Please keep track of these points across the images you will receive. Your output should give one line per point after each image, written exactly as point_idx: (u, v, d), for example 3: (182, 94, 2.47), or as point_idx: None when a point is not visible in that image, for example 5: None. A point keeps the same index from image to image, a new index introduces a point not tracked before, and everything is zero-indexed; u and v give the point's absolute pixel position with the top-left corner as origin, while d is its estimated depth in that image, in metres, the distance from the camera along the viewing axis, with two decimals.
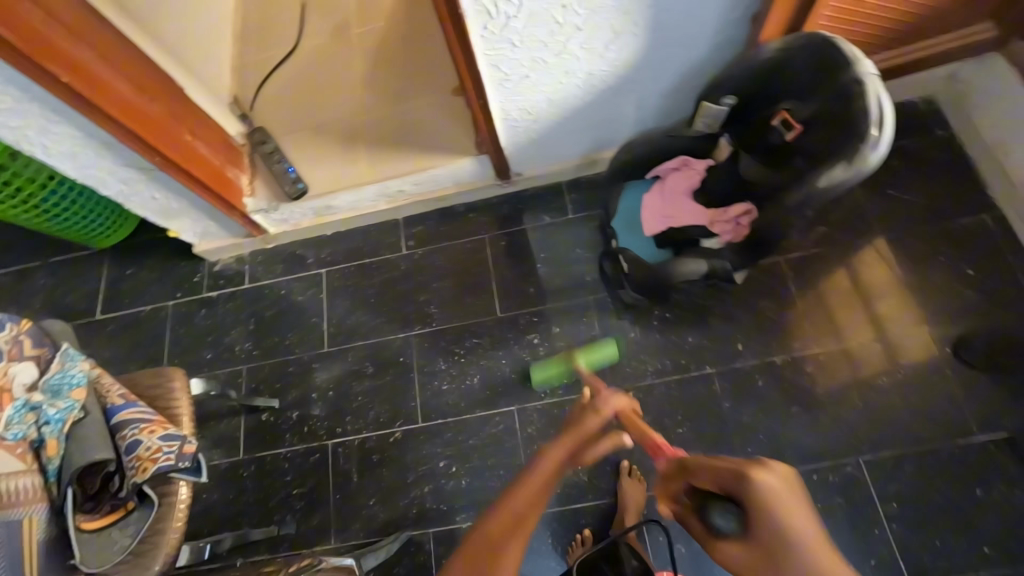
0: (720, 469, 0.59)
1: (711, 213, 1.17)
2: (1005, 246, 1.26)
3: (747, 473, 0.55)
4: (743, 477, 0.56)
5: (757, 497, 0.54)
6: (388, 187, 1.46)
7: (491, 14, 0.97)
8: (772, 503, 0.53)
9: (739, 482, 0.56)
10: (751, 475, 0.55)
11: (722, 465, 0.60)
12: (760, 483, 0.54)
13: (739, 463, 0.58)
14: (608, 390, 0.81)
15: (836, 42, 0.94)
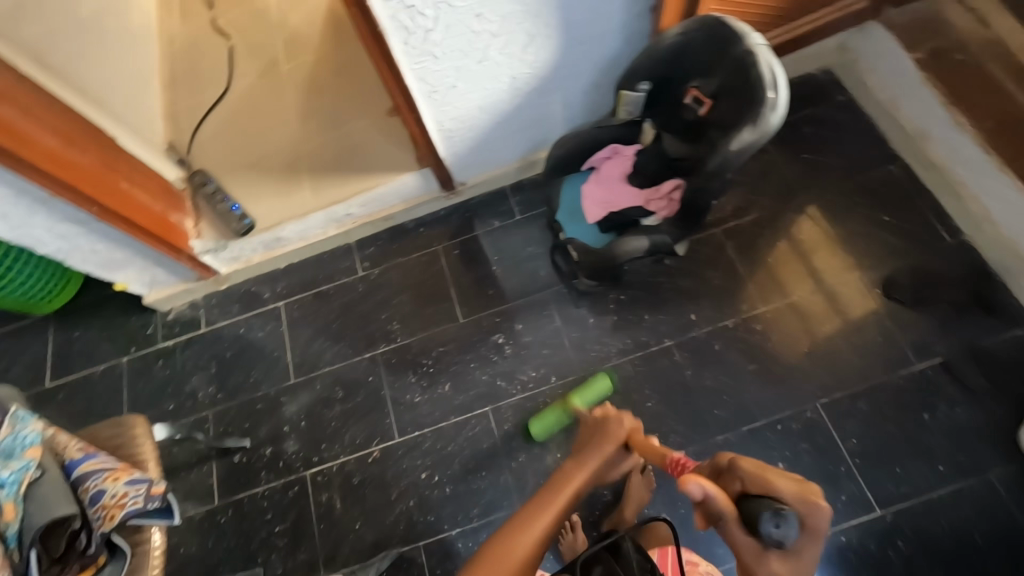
0: (785, 488, 0.59)
1: (645, 193, 1.27)
2: (913, 190, 1.38)
3: (817, 502, 0.57)
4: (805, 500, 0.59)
5: (813, 522, 0.57)
6: (336, 213, 1.48)
7: (410, 29, 1.02)
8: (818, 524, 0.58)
9: (805, 509, 0.58)
10: (807, 502, 0.58)
11: (784, 481, 0.60)
12: (821, 514, 0.57)
13: (793, 487, 0.59)
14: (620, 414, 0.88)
15: (726, 21, 1.02)
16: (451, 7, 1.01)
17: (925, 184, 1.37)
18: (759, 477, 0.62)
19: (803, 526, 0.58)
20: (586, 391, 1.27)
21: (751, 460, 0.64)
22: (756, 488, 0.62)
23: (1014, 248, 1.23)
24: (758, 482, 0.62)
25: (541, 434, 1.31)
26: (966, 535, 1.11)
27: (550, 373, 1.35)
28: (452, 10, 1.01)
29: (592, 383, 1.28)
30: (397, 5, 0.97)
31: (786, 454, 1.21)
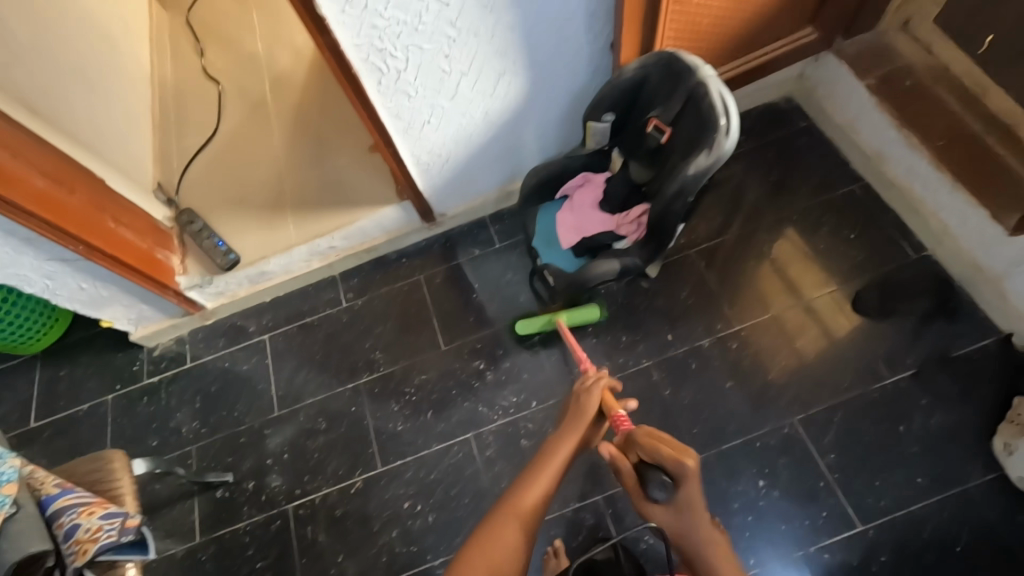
0: (663, 452, 0.84)
1: (616, 218, 1.32)
2: (875, 208, 1.43)
3: (688, 464, 0.81)
4: (679, 465, 0.82)
5: (681, 474, 0.81)
6: (318, 246, 1.52)
7: (382, 70, 1.08)
8: (685, 482, 0.81)
9: (676, 467, 0.82)
10: (682, 461, 0.81)
11: (662, 450, 0.84)
12: (688, 467, 0.81)
13: (674, 449, 0.84)
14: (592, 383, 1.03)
15: (677, 55, 1.08)
16: (420, 49, 1.07)
17: (888, 204, 1.42)
18: (650, 445, 0.86)
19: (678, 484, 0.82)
20: (576, 313, 1.38)
21: (649, 434, 0.89)
22: (647, 453, 0.87)
23: (975, 260, 1.26)
24: (646, 450, 0.87)
25: (523, 458, 1.31)
26: (948, 548, 1.11)
27: (531, 397, 1.37)
28: (421, 51, 1.07)
29: (584, 309, 1.38)
30: (369, 48, 1.03)
31: (766, 471, 1.22)
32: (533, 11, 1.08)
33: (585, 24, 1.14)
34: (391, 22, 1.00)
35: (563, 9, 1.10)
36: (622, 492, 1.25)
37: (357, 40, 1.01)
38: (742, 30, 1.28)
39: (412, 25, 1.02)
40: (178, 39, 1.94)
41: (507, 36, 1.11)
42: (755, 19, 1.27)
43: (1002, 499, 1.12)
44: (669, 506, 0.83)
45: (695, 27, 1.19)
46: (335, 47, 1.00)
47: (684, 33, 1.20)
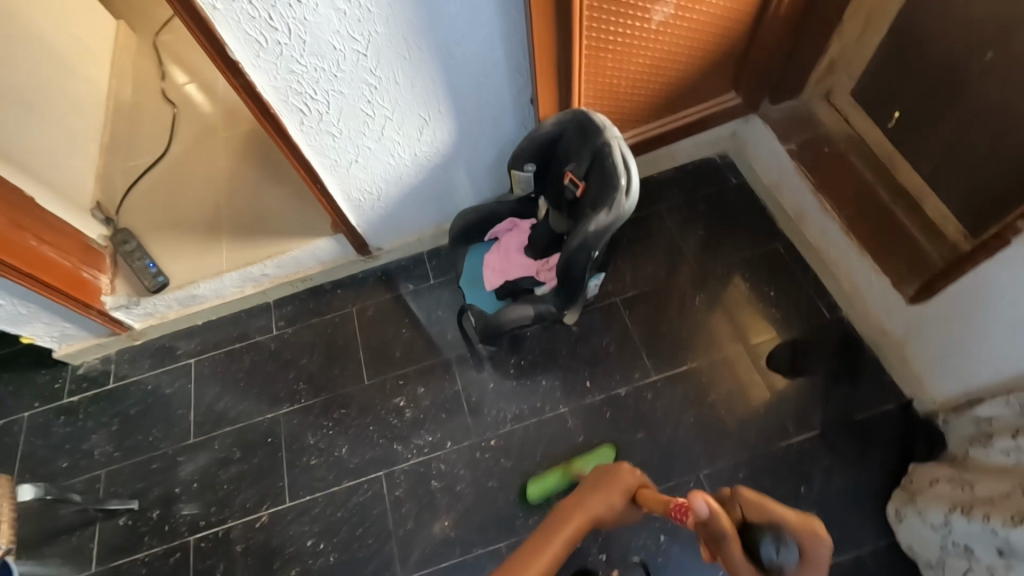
0: (778, 511, 0.67)
1: (537, 264, 1.35)
2: (797, 267, 1.47)
3: (819, 529, 0.64)
4: (803, 529, 0.64)
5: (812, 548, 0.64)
6: (249, 273, 1.52)
7: (303, 111, 1.11)
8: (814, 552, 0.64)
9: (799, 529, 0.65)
10: (814, 530, 0.64)
11: (779, 508, 0.68)
12: (823, 538, 0.64)
13: (797, 520, 0.65)
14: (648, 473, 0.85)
15: (589, 114, 1.13)
16: (340, 94, 1.10)
17: (808, 264, 1.47)
18: (753, 502, 0.71)
19: (802, 554, 0.64)
20: (587, 458, 1.27)
21: (754, 494, 0.72)
22: (755, 512, 0.70)
23: (881, 323, 1.30)
24: (756, 512, 0.70)
25: (431, 499, 1.30)
26: None
27: (446, 437, 1.37)
28: (342, 96, 1.11)
29: (595, 452, 1.27)
30: (288, 91, 1.07)
31: (667, 525, 1.23)
32: (453, 65, 1.12)
33: (506, 78, 1.18)
34: (308, 68, 1.03)
35: (481, 65, 1.14)
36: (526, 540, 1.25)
37: (274, 82, 1.04)
38: (664, 93, 1.34)
39: (330, 72, 1.05)
40: (142, 61, 1.98)
41: (428, 86, 1.15)
42: (676, 84, 1.33)
43: (893, 567, 1.13)
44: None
45: (613, 89, 1.25)
46: (250, 88, 1.03)
47: (602, 94, 1.25)
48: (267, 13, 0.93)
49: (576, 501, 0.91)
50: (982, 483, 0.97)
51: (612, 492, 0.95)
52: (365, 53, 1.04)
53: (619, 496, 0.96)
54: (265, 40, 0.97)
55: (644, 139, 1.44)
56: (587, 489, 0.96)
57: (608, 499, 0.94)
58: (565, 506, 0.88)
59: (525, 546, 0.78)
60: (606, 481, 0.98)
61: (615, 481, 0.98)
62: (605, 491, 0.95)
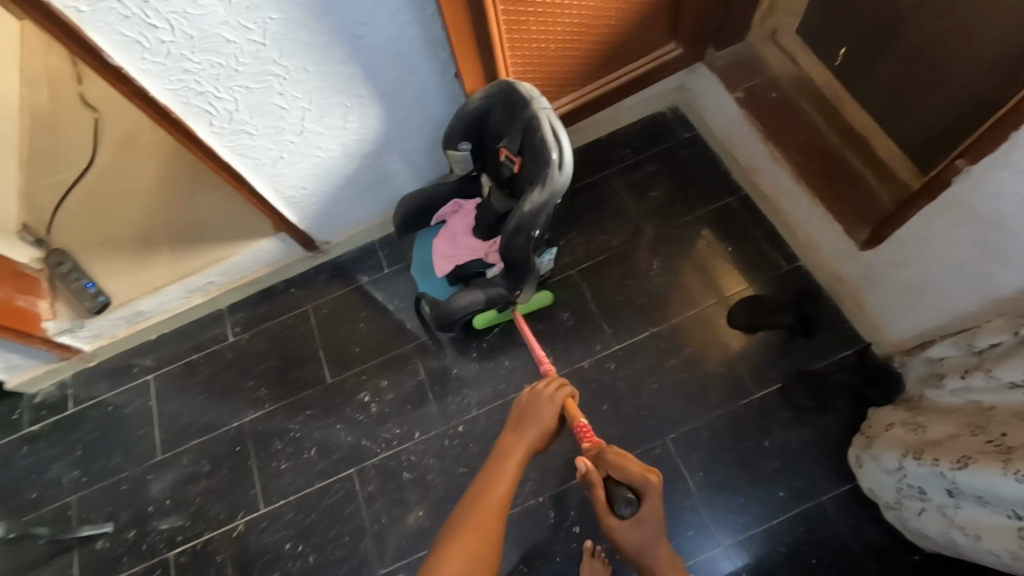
0: (630, 470, 0.88)
1: (485, 246, 1.30)
2: (753, 220, 1.44)
3: (650, 483, 0.87)
4: (645, 486, 0.87)
5: (646, 491, 0.87)
6: (193, 282, 1.47)
7: (210, 112, 1.04)
8: (651, 499, 0.87)
9: (644, 486, 0.87)
10: (645, 478, 0.87)
11: (633, 469, 0.88)
12: (652, 483, 0.87)
13: (635, 472, 0.88)
14: (540, 412, 1.00)
15: (514, 86, 1.07)
16: (247, 89, 1.03)
17: (762, 216, 1.44)
18: (617, 461, 0.90)
19: (643, 498, 0.88)
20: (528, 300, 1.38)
21: (615, 453, 0.92)
22: (618, 472, 0.90)
23: (837, 272, 1.28)
24: (617, 468, 0.90)
25: (402, 491, 1.31)
26: (804, 559, 1.15)
27: (413, 428, 1.36)
28: (249, 91, 1.03)
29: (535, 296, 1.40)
30: (187, 92, 0.99)
31: None
32: (364, 46, 1.04)
33: (427, 54, 1.11)
34: (204, 65, 0.96)
35: (396, 42, 1.06)
36: None
37: (170, 84, 0.97)
38: (599, 51, 1.27)
39: (229, 68, 0.98)
40: (51, 61, 1.84)
41: (342, 70, 1.07)
42: (612, 39, 1.26)
43: (853, 509, 1.17)
44: (635, 523, 0.89)
45: (543, 53, 1.18)
46: (143, 93, 0.96)
47: (532, 60, 1.18)
48: (140, 10, 0.85)
49: (513, 439, 0.97)
50: (933, 426, 0.98)
51: (538, 423, 0.98)
52: (264, 43, 0.96)
53: (546, 421, 0.99)
54: (147, 39, 0.89)
55: (585, 102, 1.37)
56: (517, 427, 0.99)
57: (537, 430, 0.98)
58: (503, 449, 0.96)
59: (467, 502, 0.89)
60: (533, 413, 1.00)
61: (542, 403, 1.01)
62: (536, 425, 0.98)
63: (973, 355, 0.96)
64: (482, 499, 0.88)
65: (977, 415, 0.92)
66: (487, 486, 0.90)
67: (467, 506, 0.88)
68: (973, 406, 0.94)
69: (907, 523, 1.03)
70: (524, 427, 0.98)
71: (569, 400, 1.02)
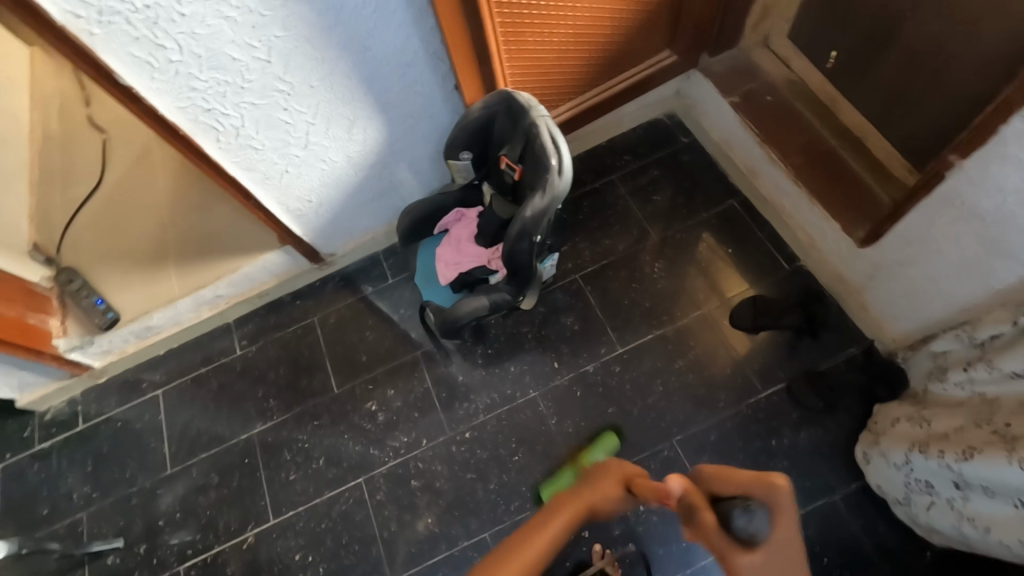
0: (745, 478, 0.62)
1: (488, 253, 1.31)
2: (753, 221, 1.46)
3: (776, 479, 0.58)
4: (768, 491, 0.58)
5: (777, 502, 0.57)
6: (202, 296, 1.49)
7: (218, 128, 1.07)
8: (781, 512, 0.57)
9: (763, 490, 0.59)
10: (772, 479, 0.58)
11: (747, 476, 0.62)
12: (783, 484, 0.57)
13: (754, 480, 0.60)
14: (603, 478, 0.72)
15: (513, 96, 1.09)
16: (253, 105, 1.05)
17: (763, 217, 1.45)
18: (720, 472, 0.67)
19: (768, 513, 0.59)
20: (595, 450, 1.26)
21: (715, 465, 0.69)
22: (726, 483, 0.66)
23: (838, 270, 1.30)
24: (723, 481, 0.66)
25: (411, 499, 1.31)
26: (815, 558, 1.15)
27: (422, 436, 1.37)
28: (256, 107, 1.06)
29: (601, 441, 1.27)
30: (196, 109, 1.02)
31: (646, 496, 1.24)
32: (366, 61, 1.07)
33: (428, 67, 1.14)
34: (211, 83, 0.99)
35: (398, 56, 1.09)
36: (509, 527, 1.26)
37: (179, 102, 1.00)
38: (597, 61, 1.30)
39: (236, 85, 1.01)
40: (60, 84, 1.88)
41: (346, 85, 1.10)
42: (608, 49, 1.29)
43: (865, 507, 1.17)
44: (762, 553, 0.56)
45: (542, 64, 1.21)
46: (153, 111, 0.99)
47: (530, 71, 1.21)
48: (149, 31, 0.88)
49: (568, 493, 0.69)
50: (939, 419, 0.98)
51: (607, 483, 0.71)
52: (269, 60, 0.99)
53: (615, 487, 0.70)
54: (156, 60, 0.92)
55: (584, 111, 1.40)
56: (581, 484, 0.72)
57: (605, 494, 0.69)
58: (553, 504, 0.66)
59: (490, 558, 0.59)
60: (603, 472, 0.74)
61: (614, 470, 0.74)
62: (602, 483, 0.71)
63: (975, 347, 0.96)
64: (512, 551, 0.59)
65: (982, 407, 0.92)
66: (519, 545, 0.60)
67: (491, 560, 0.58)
68: (978, 398, 0.94)
69: (917, 519, 1.03)
70: (585, 485, 0.70)
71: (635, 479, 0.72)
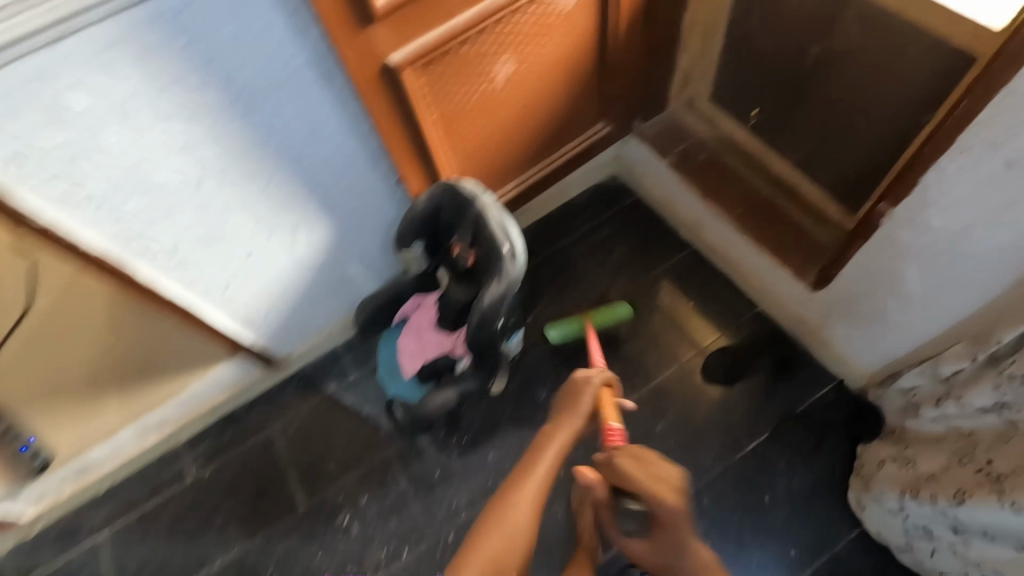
0: (644, 484, 0.87)
1: (450, 339, 1.26)
2: (709, 272, 1.48)
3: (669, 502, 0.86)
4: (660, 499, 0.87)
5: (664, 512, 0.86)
6: (145, 423, 1.37)
7: (151, 251, 1.01)
8: (672, 517, 0.86)
9: (657, 503, 0.86)
10: (661, 500, 0.86)
11: (646, 481, 0.88)
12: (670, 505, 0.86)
13: (648, 487, 0.87)
14: (569, 421, 1.01)
15: (457, 184, 1.09)
16: (188, 223, 1.01)
17: (716, 267, 1.48)
18: (627, 474, 0.88)
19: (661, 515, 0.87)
20: (605, 314, 1.38)
21: (629, 458, 0.90)
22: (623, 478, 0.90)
23: (799, 313, 1.31)
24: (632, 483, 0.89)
25: None
26: None
27: (403, 544, 1.27)
28: (191, 225, 1.01)
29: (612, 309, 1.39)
30: (125, 236, 0.96)
31: None
32: (306, 167, 1.06)
33: (368, 165, 1.13)
34: (140, 209, 0.94)
35: (337, 158, 1.08)
36: None
37: (106, 230, 0.94)
38: (535, 140, 1.33)
39: (167, 207, 0.96)
40: None
41: (285, 191, 1.07)
42: (544, 128, 1.32)
43: (865, 554, 1.15)
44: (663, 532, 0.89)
45: (480, 149, 1.23)
46: (74, 246, 0.92)
47: (470, 156, 1.22)
48: (69, 169, 0.83)
49: (550, 429, 1.01)
50: (923, 460, 0.97)
51: (576, 413, 1.01)
52: (201, 178, 0.96)
53: (581, 415, 1.01)
54: (77, 195, 0.87)
55: (528, 186, 1.42)
56: (556, 420, 1.02)
57: (575, 420, 1.01)
58: (537, 445, 1.00)
59: (498, 498, 0.96)
60: (572, 405, 1.02)
61: (580, 399, 1.02)
62: (573, 417, 1.01)
63: (940, 383, 0.98)
64: (511, 492, 0.95)
65: (961, 442, 0.92)
66: (520, 477, 0.97)
67: (500, 500, 0.95)
68: (955, 432, 0.95)
69: (923, 565, 1.01)
70: (556, 426, 1.01)
71: (601, 400, 1.02)
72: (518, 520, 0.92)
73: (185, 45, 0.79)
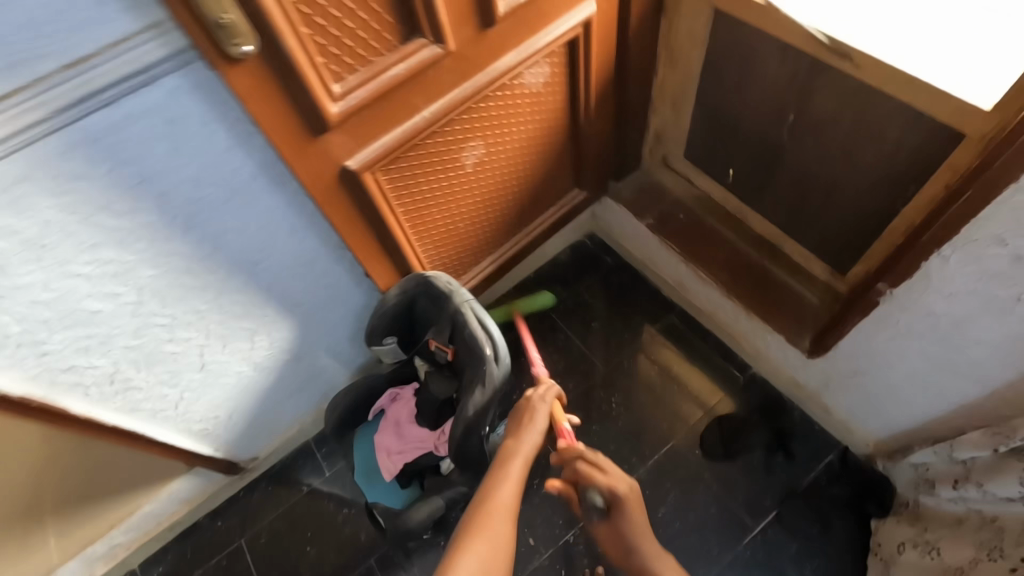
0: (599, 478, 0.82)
1: (433, 438, 1.15)
2: (697, 334, 1.43)
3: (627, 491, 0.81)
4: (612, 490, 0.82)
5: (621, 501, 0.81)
6: (91, 553, 1.20)
7: (86, 382, 0.89)
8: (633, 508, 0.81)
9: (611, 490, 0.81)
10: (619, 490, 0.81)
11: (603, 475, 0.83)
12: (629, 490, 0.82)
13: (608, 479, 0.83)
14: (528, 431, 0.91)
15: (431, 278, 1.01)
16: (128, 348, 0.89)
17: (704, 327, 1.43)
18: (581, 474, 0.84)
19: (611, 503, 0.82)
20: (528, 302, 1.36)
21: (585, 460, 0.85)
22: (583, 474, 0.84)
23: (794, 377, 1.27)
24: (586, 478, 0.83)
25: None
26: None
27: None
28: (131, 349, 0.90)
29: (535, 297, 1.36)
30: (51, 372, 0.84)
31: None
32: (261, 272, 0.96)
33: (331, 260, 1.04)
34: (69, 342, 0.82)
35: (296, 259, 0.99)
36: None
37: (28, 370, 0.82)
38: (509, 214, 1.26)
39: (102, 335, 0.85)
40: None
41: (240, 299, 0.97)
42: (517, 201, 1.25)
43: None
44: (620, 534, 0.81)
45: (452, 232, 1.15)
46: None
47: (442, 241, 1.14)
48: None
49: (512, 441, 0.90)
50: (948, 548, 0.92)
51: (531, 421, 0.93)
52: (140, 300, 0.85)
53: (538, 422, 0.93)
54: None
55: (504, 259, 1.35)
56: (517, 432, 0.92)
57: (532, 429, 0.92)
58: (504, 455, 0.88)
59: (470, 514, 0.80)
60: (528, 415, 0.94)
61: (532, 410, 0.95)
62: (531, 426, 0.92)
63: (956, 464, 0.93)
64: (485, 502, 0.80)
65: (985, 531, 0.87)
66: (494, 488, 0.83)
67: (472, 512, 0.80)
68: (977, 516, 0.90)
69: None
70: (518, 435, 0.91)
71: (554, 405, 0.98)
72: (492, 527, 0.77)
73: (111, 170, 0.70)
